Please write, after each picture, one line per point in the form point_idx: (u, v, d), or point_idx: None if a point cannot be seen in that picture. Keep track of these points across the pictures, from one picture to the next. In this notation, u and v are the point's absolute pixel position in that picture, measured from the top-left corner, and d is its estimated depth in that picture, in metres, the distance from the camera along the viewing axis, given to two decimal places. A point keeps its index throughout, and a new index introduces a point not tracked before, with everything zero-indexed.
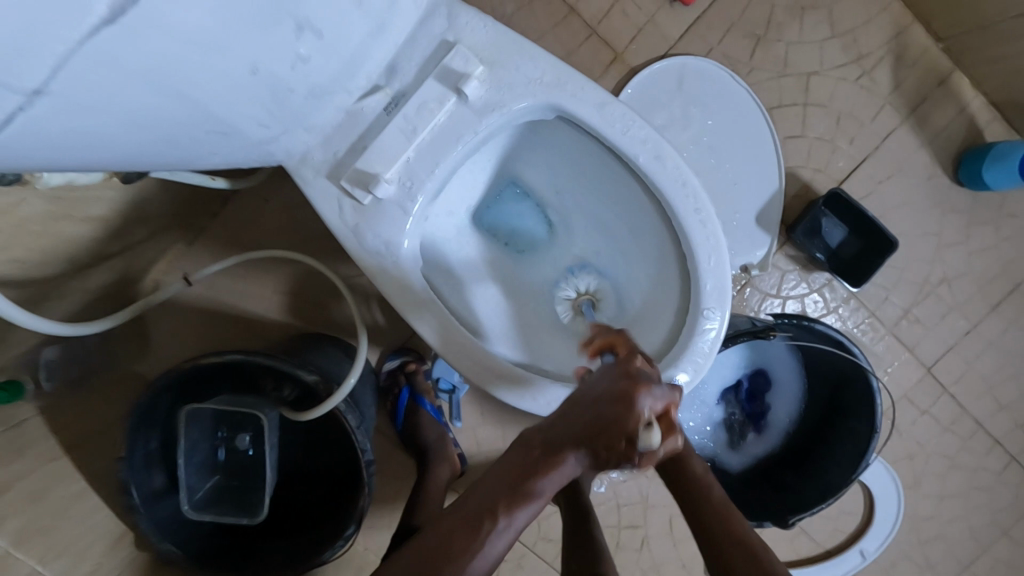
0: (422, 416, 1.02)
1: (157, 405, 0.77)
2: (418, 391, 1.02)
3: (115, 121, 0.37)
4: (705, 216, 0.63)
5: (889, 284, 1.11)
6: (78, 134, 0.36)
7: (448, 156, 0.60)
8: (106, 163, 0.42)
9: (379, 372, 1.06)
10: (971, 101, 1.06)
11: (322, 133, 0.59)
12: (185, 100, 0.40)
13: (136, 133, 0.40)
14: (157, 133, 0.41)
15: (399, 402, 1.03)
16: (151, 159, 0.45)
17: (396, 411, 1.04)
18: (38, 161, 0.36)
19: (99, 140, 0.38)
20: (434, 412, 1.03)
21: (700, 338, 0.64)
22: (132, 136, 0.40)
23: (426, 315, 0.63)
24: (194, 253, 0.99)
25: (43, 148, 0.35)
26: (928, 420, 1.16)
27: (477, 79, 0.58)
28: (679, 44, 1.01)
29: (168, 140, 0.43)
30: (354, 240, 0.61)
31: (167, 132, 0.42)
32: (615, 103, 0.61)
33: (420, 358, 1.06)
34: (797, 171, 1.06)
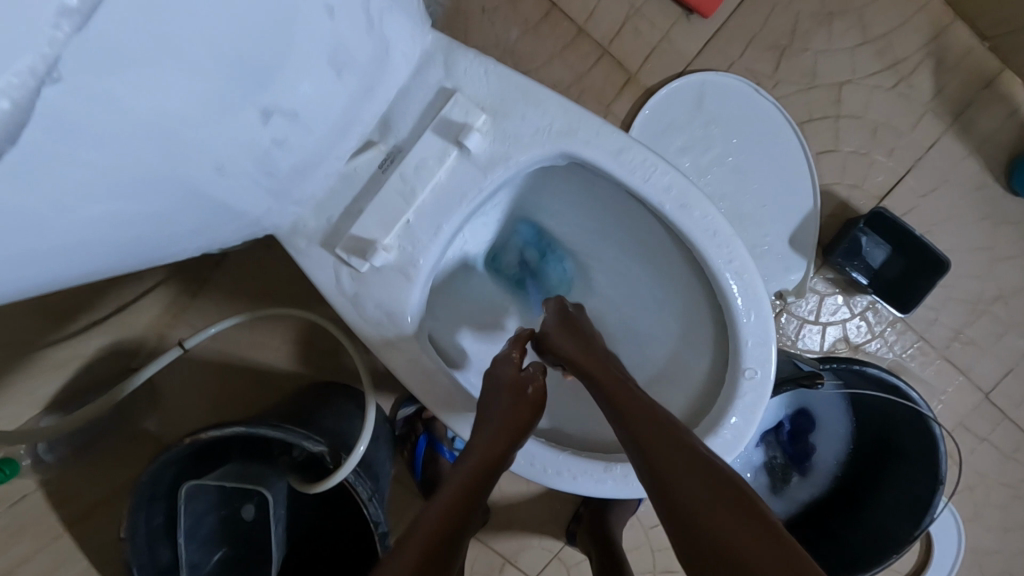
0: (441, 464, 0.97)
1: (161, 478, 0.73)
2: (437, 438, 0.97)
3: (85, 244, 0.33)
4: (745, 270, 0.57)
5: (938, 303, 1.02)
6: (44, 263, 0.32)
7: (452, 216, 0.54)
8: (94, 273, 0.39)
9: (394, 420, 1.01)
10: (1022, 104, 0.97)
11: (312, 200, 0.53)
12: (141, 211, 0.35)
13: (114, 245, 0.36)
14: (118, 244, 0.36)
15: (416, 451, 0.98)
16: (153, 256, 0.42)
17: (413, 462, 0.99)
18: (18, 291, 0.33)
19: (30, 277, 0.32)
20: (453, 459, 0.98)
21: (742, 400, 0.57)
22: (111, 250, 0.36)
23: (431, 384, 0.57)
24: (195, 305, 0.95)
25: (20, 280, 0.31)
26: (988, 448, 1.06)
27: (480, 130, 0.53)
28: (697, 60, 0.94)
29: (127, 247, 0.38)
30: (354, 311, 0.56)
31: (146, 237, 0.38)
32: (634, 146, 0.55)
33: None
34: (833, 187, 0.98)
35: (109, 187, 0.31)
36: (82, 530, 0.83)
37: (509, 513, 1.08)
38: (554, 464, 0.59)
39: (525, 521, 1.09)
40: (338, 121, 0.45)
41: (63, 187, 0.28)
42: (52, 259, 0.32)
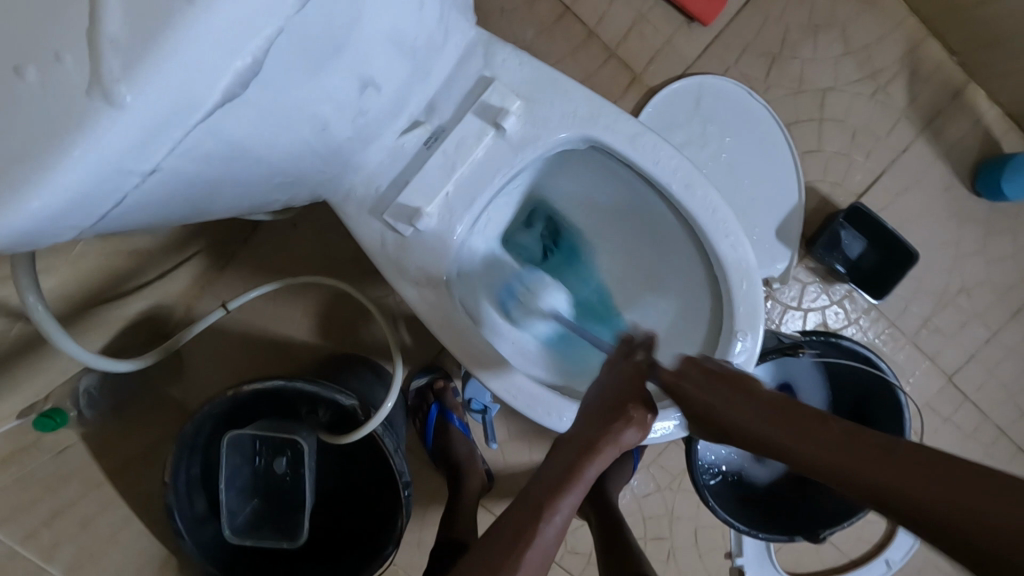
0: (452, 432, 1.02)
1: (200, 431, 0.78)
2: (447, 407, 1.02)
3: (212, 183, 0.42)
4: (738, 244, 0.65)
5: (909, 294, 1.12)
6: (185, 194, 0.41)
7: (487, 188, 0.62)
8: (204, 215, 0.47)
9: (407, 391, 1.06)
10: (985, 114, 1.07)
11: (364, 171, 0.60)
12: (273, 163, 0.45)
13: (227, 188, 0.44)
14: (252, 189, 0.48)
15: (428, 420, 1.03)
16: (244, 205, 0.51)
17: (425, 430, 1.04)
18: (159, 218, 0.42)
19: (195, 201, 0.43)
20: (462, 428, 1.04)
21: (734, 359, 0.66)
22: (224, 191, 0.45)
23: (463, 340, 0.65)
24: (224, 277, 1.00)
25: (166, 206, 0.40)
26: (951, 428, 1.16)
27: (515, 114, 0.60)
28: (696, 64, 1.03)
29: (249, 192, 0.48)
30: (397, 271, 0.63)
31: (248, 183, 0.46)
32: (647, 133, 0.63)
33: (447, 376, 1.07)
34: (816, 185, 1.07)
35: (243, 135, 0.40)
36: (117, 484, 0.88)
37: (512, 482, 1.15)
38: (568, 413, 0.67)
39: None
40: (400, 100, 0.54)
41: (217, 133, 0.37)
42: (190, 192, 0.41)
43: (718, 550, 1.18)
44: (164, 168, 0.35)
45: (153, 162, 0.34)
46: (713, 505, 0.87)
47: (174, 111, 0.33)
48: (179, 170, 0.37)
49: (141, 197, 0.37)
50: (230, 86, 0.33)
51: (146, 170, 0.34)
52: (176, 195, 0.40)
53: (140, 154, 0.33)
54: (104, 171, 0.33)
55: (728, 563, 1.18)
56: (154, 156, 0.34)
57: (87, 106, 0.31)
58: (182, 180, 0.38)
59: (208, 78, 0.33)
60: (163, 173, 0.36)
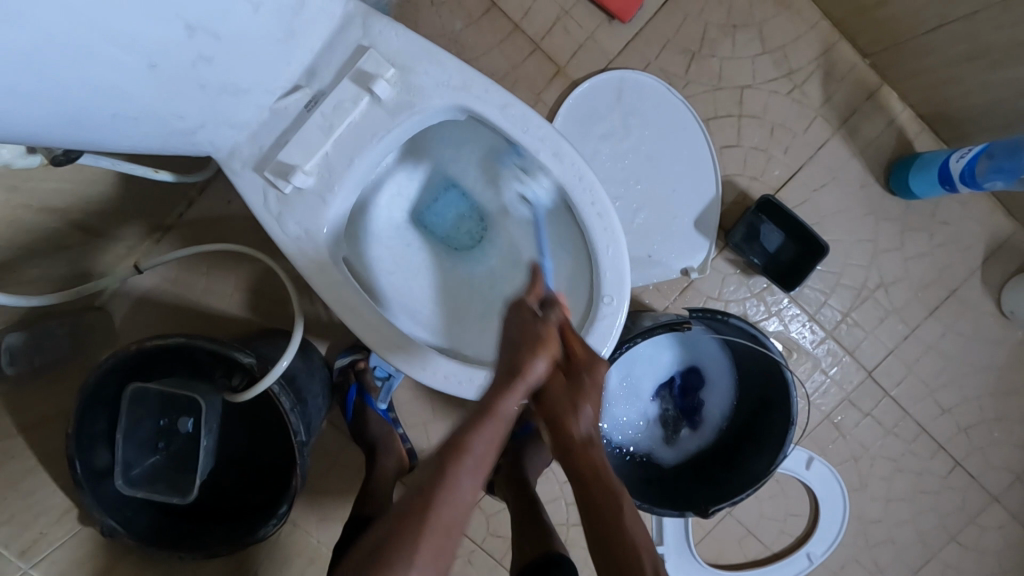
0: (369, 415, 1.03)
1: (104, 384, 0.81)
2: (365, 389, 1.03)
3: (28, 105, 0.41)
4: (604, 211, 0.68)
5: (827, 288, 1.14)
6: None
7: (364, 151, 0.66)
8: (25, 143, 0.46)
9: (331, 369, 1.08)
10: (899, 114, 1.11)
11: (249, 129, 0.65)
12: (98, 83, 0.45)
13: (54, 115, 0.44)
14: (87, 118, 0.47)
15: (347, 398, 1.04)
16: (85, 145, 0.51)
17: (345, 405, 1.05)
18: None
19: (7, 119, 0.41)
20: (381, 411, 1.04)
21: (599, 322, 0.69)
22: (50, 119, 0.44)
23: (341, 293, 0.68)
24: (158, 249, 1.04)
25: None
26: (871, 423, 1.18)
27: (388, 80, 0.64)
28: (618, 59, 1.08)
29: (89, 123, 0.48)
30: (277, 227, 0.67)
31: (80, 116, 0.46)
32: (516, 103, 0.67)
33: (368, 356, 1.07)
34: (734, 179, 1.11)
35: (48, 53, 0.40)
36: (32, 437, 0.90)
37: None
38: (455, 374, 0.70)
39: None
40: (263, 59, 0.57)
41: (12, 42, 0.37)
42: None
43: None
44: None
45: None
46: None
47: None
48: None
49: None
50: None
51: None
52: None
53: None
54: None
55: None
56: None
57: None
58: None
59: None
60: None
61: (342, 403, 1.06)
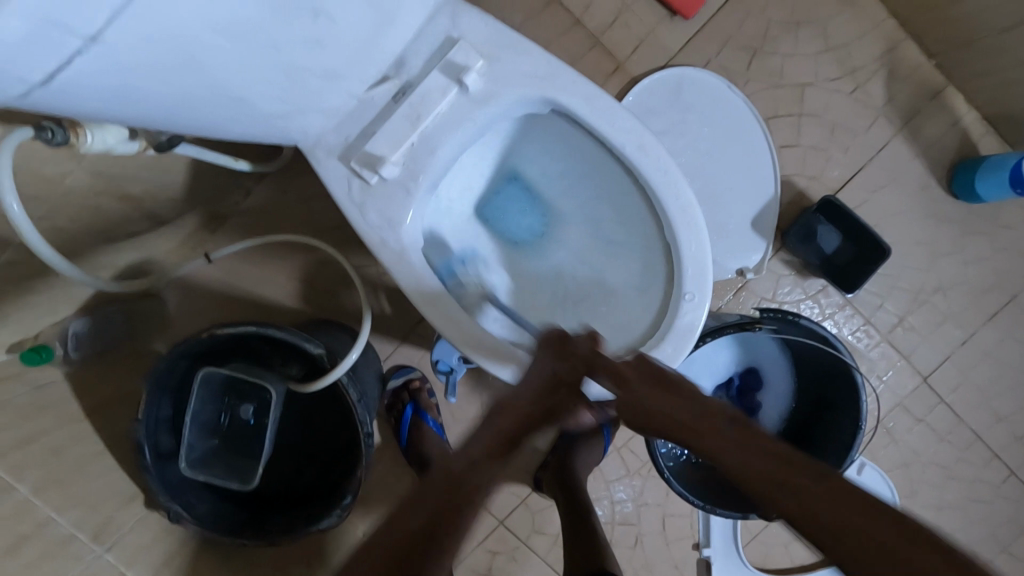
0: (425, 431, 1.03)
1: (173, 370, 0.81)
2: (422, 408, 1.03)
3: (156, 85, 0.42)
4: (688, 207, 0.67)
5: (883, 290, 1.13)
6: (124, 88, 0.40)
7: (448, 142, 0.66)
8: (137, 118, 0.46)
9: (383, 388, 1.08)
10: (964, 115, 1.09)
11: (336, 118, 0.64)
12: (229, 72, 0.46)
13: (174, 95, 0.44)
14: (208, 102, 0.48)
15: (402, 417, 1.04)
16: (190, 124, 0.51)
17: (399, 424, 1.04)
18: (91, 107, 0.41)
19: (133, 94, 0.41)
20: (436, 428, 1.04)
21: (681, 320, 0.68)
22: (169, 98, 0.44)
23: (422, 285, 0.68)
24: (216, 239, 1.05)
25: (108, 92, 0.39)
26: (924, 429, 1.16)
27: (477, 71, 0.64)
28: (679, 55, 1.07)
29: (208, 106, 0.49)
30: (360, 216, 0.67)
31: (196, 97, 0.46)
32: (603, 96, 0.66)
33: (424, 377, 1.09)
34: (792, 178, 1.10)
35: (190, 42, 0.40)
36: (95, 420, 0.91)
37: (484, 458, 1.17)
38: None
39: (498, 469, 1.17)
40: (363, 49, 0.57)
41: (166, 32, 0.37)
42: (132, 85, 0.40)
43: (686, 540, 1.18)
44: (106, 40, 0.34)
45: (96, 27, 0.33)
46: (666, 476, 0.88)
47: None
48: (116, 45, 0.35)
49: (72, 66, 0.34)
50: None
51: (88, 33, 0.33)
52: (111, 78, 0.38)
53: (77, 15, 0.31)
54: (42, 23, 0.31)
55: (695, 553, 1.18)
56: (97, 20, 0.32)
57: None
58: (126, 63, 0.37)
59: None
60: (104, 46, 0.34)
61: (396, 422, 1.06)
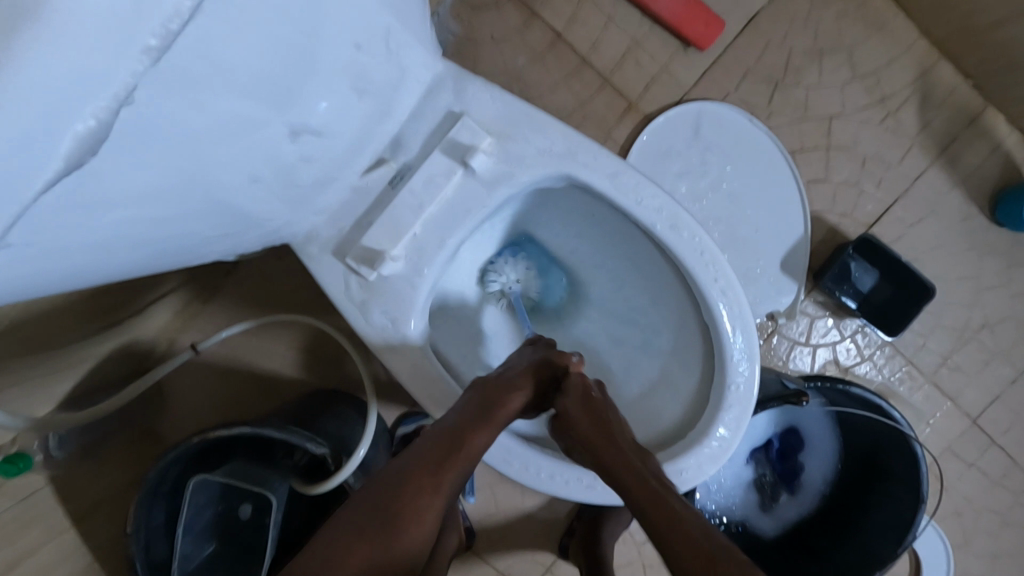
0: None
1: (166, 476, 0.74)
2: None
3: (106, 251, 0.35)
4: (729, 288, 0.60)
5: (925, 329, 1.05)
6: (63, 266, 0.33)
7: (457, 230, 0.58)
8: (101, 277, 0.40)
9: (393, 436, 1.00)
10: (1003, 140, 1.01)
11: (329, 211, 0.57)
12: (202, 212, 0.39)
13: (132, 251, 0.37)
14: (185, 242, 0.42)
15: None
16: (165, 262, 0.45)
17: None
18: (34, 289, 0.35)
19: (84, 266, 0.35)
20: None
21: (726, 413, 0.61)
22: (127, 254, 0.38)
23: (432, 387, 0.60)
24: (207, 311, 0.97)
25: (49, 274, 0.33)
26: (975, 474, 1.08)
27: (485, 151, 0.56)
28: (695, 91, 0.99)
29: (189, 245, 0.43)
30: (361, 316, 0.59)
31: (162, 244, 0.40)
32: (628, 171, 0.59)
33: None
34: (823, 215, 1.02)
35: (137, 199, 0.33)
36: (87, 528, 0.85)
37: (505, 525, 1.09)
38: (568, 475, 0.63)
39: (520, 535, 1.10)
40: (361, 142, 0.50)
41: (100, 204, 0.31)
42: (75, 260, 0.34)
43: None
44: (16, 240, 0.28)
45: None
46: None
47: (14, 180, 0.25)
48: (37, 237, 0.29)
49: None
50: (73, 150, 0.26)
51: None
52: (45, 262, 0.31)
53: None
54: None
55: None
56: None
57: None
58: (52, 246, 0.30)
59: (47, 141, 0.25)
60: (13, 248, 0.28)
61: None
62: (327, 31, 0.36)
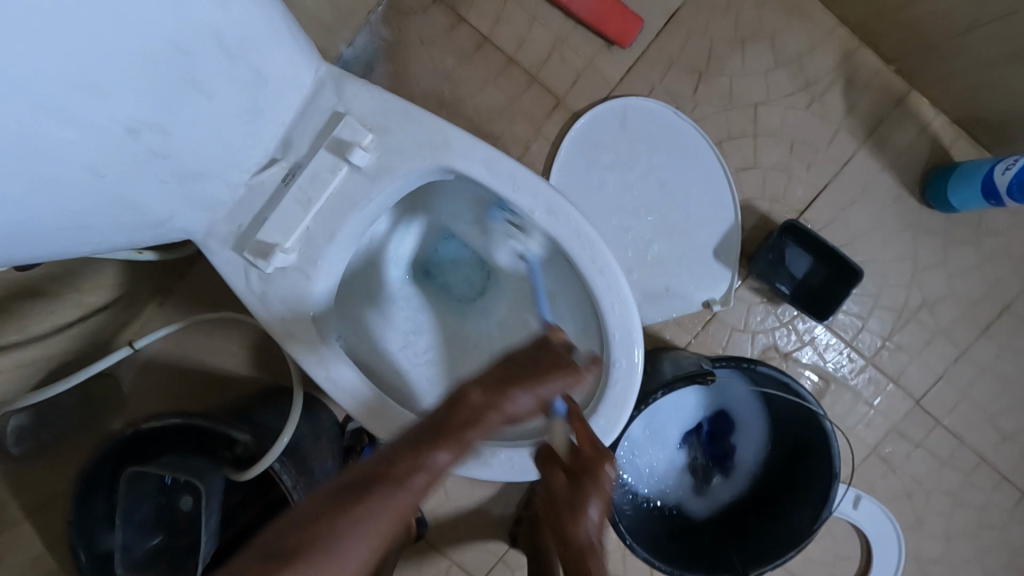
0: None
1: (103, 469, 0.78)
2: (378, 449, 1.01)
3: None
4: (607, 268, 0.62)
5: (864, 311, 1.06)
6: None
7: (346, 223, 0.62)
8: None
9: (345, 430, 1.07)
10: (931, 121, 1.02)
11: (225, 209, 0.61)
12: (13, 183, 0.40)
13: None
14: (7, 230, 0.42)
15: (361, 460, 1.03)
16: (40, 256, 0.49)
17: None
18: None
19: None
20: None
21: (612, 389, 0.63)
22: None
23: (330, 372, 0.64)
24: (163, 311, 1.03)
25: None
26: (923, 454, 1.08)
27: (365, 147, 0.60)
28: (620, 85, 1.02)
29: (22, 235, 0.44)
30: (261, 307, 0.63)
31: (23, 237, 0.44)
32: (504, 159, 0.62)
33: None
34: (754, 202, 1.04)
35: None
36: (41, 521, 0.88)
37: (458, 516, 1.12)
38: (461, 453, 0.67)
39: (473, 526, 1.12)
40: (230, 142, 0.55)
41: None
42: None
43: None
44: None
45: None
46: (632, 544, 0.80)
47: None
48: None
49: None
50: None
51: None
52: None
53: None
54: None
55: None
56: None
57: None
58: None
59: None
60: None
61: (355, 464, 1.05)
62: (147, 43, 0.43)
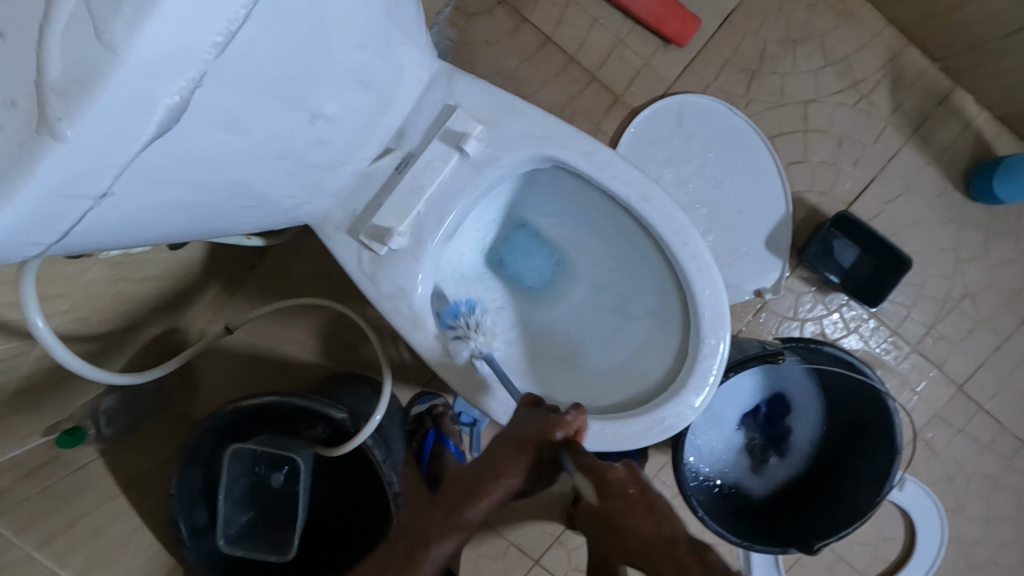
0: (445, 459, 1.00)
1: (204, 443, 0.83)
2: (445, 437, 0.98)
3: (169, 211, 0.43)
4: (697, 252, 0.67)
5: (908, 301, 1.10)
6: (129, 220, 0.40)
7: (454, 209, 0.66)
8: (158, 238, 0.48)
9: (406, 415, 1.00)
10: (974, 118, 1.07)
11: (342, 196, 0.65)
12: (224, 162, 0.43)
13: (182, 214, 0.45)
14: (197, 204, 0.45)
15: None
16: (205, 231, 0.52)
17: None
18: (114, 242, 0.42)
19: (152, 226, 0.43)
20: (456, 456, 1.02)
21: (702, 366, 0.67)
22: (179, 218, 0.45)
23: (436, 348, 0.68)
24: (235, 301, 1.06)
25: (126, 227, 0.40)
26: (965, 439, 1.12)
27: (476, 137, 0.65)
28: (677, 83, 1.06)
29: (208, 216, 0.49)
30: (372, 287, 0.67)
31: (207, 212, 0.47)
32: (603, 150, 0.67)
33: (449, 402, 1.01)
34: (804, 195, 1.08)
35: (195, 160, 0.40)
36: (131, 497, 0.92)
37: (514, 498, 1.16)
38: None
39: (528, 508, 1.16)
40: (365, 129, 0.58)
41: (172, 167, 0.38)
42: (146, 217, 0.41)
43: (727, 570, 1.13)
44: (114, 192, 0.35)
45: (102, 186, 0.34)
46: (702, 516, 0.83)
47: (111, 146, 0.32)
48: (126, 194, 0.37)
49: (88, 223, 0.36)
50: (161, 120, 0.33)
51: (95, 194, 0.34)
52: (127, 216, 0.39)
53: (84, 184, 0.33)
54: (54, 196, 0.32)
55: None
56: (103, 182, 0.33)
57: (34, 144, 0.30)
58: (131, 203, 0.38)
59: (141, 108, 0.31)
60: (111, 198, 0.35)
61: None
62: (340, 33, 0.44)
